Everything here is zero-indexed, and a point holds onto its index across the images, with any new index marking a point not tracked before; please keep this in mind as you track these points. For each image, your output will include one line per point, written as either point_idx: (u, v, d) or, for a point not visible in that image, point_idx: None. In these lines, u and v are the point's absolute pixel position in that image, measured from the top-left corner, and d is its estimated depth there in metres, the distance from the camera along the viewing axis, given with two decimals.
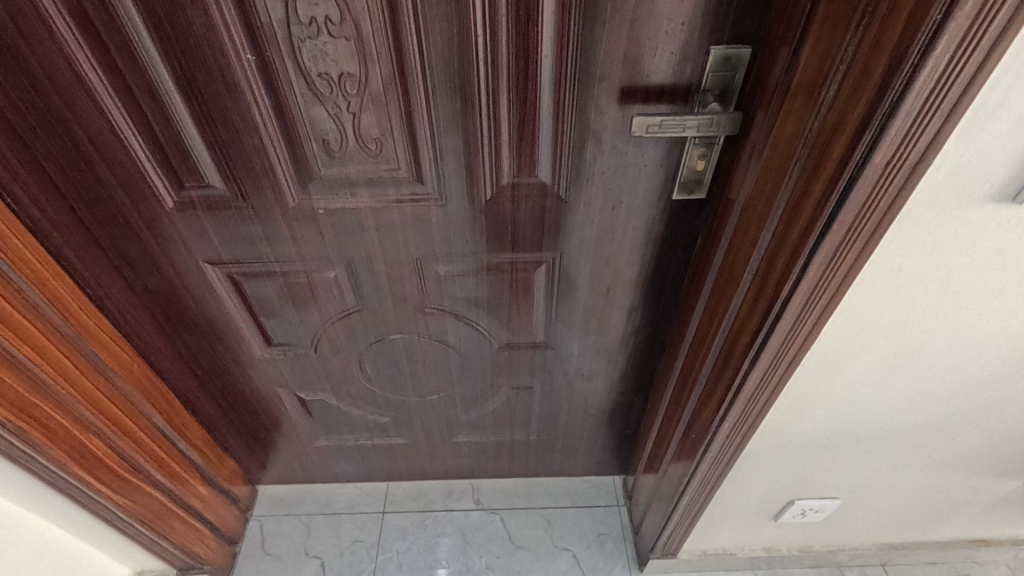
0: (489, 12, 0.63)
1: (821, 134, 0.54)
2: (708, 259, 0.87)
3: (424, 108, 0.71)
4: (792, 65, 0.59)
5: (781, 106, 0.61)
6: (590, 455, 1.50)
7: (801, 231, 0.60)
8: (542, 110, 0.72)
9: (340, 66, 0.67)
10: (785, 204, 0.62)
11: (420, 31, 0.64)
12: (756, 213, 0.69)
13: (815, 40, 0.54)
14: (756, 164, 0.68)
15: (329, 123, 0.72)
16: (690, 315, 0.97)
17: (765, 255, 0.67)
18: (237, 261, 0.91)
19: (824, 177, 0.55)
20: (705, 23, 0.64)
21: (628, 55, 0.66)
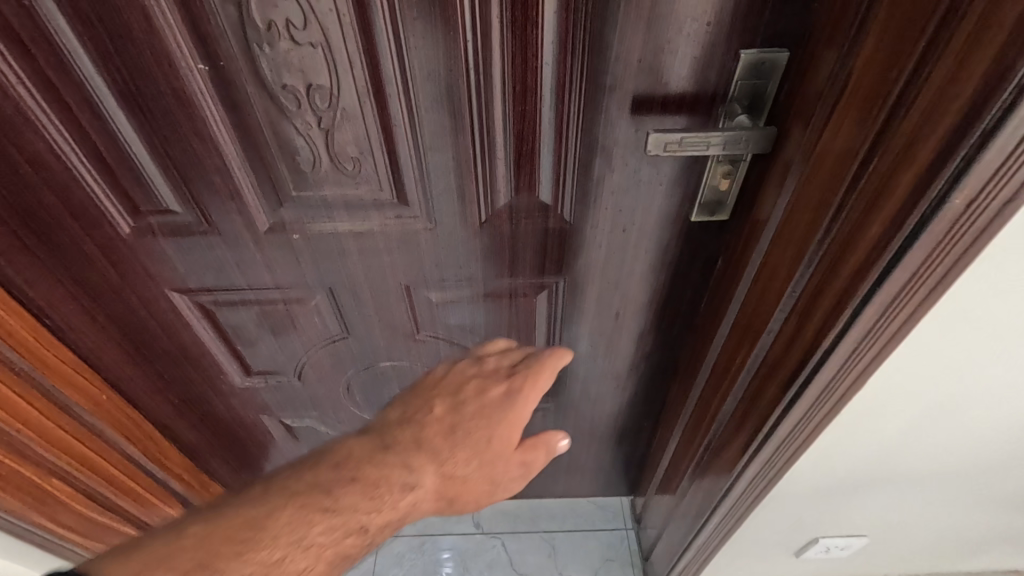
0: (479, 12, 0.53)
1: (884, 161, 0.45)
2: (730, 285, 0.78)
3: (406, 123, 0.62)
4: (842, 73, 0.49)
5: (826, 121, 0.51)
6: (596, 477, 1.42)
7: (854, 272, 0.51)
8: (543, 123, 0.62)
9: (307, 76, 0.57)
10: (833, 237, 0.53)
11: (398, 35, 0.55)
12: (792, 243, 0.60)
13: (877, 42, 0.44)
14: (792, 185, 0.59)
15: (299, 141, 0.63)
16: (711, 342, 0.88)
17: (806, 293, 0.59)
18: (207, 290, 0.83)
19: (886, 213, 0.46)
20: (733, 23, 0.54)
21: (643, 59, 0.57)
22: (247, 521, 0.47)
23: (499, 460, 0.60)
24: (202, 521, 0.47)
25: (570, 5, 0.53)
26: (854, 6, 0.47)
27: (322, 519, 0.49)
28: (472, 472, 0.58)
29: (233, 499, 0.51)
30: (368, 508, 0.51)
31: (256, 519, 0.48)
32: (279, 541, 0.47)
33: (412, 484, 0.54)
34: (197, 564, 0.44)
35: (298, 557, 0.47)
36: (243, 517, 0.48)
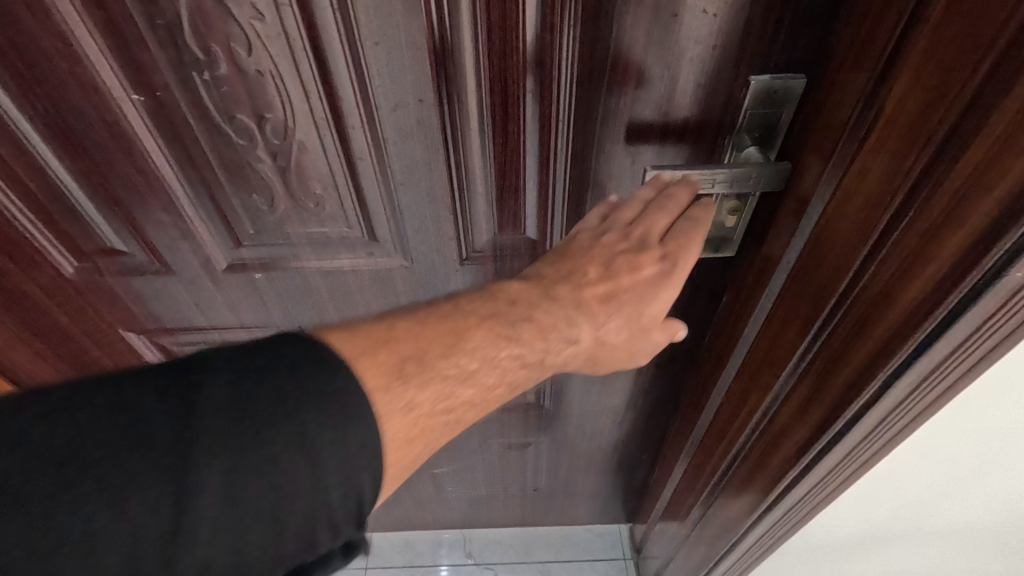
0: (449, 37, 0.46)
1: (923, 217, 0.38)
2: (729, 323, 0.71)
3: (373, 157, 0.55)
4: (871, 108, 0.42)
5: (851, 161, 0.44)
6: (594, 506, 1.36)
7: (882, 340, 0.44)
8: (526, 156, 0.55)
9: (257, 108, 0.51)
10: (857, 297, 0.45)
11: (357, 64, 0.48)
12: (805, 296, 0.53)
13: (916, 77, 0.37)
14: (806, 230, 0.51)
15: (254, 178, 0.56)
16: (710, 385, 0.80)
17: (823, 354, 0.51)
18: (167, 330, 0.76)
19: (926, 278, 0.39)
20: (742, 48, 0.47)
21: (638, 87, 0.50)
22: (448, 330, 0.44)
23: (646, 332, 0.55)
24: (402, 319, 0.43)
25: (554, 28, 0.46)
26: (885, 32, 0.40)
27: (509, 345, 0.46)
28: (623, 341, 0.54)
29: (432, 301, 0.47)
30: (539, 347, 0.48)
31: (449, 336, 0.43)
32: (476, 359, 0.44)
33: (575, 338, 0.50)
34: (404, 361, 0.40)
35: (487, 374, 0.44)
36: (444, 325, 0.44)
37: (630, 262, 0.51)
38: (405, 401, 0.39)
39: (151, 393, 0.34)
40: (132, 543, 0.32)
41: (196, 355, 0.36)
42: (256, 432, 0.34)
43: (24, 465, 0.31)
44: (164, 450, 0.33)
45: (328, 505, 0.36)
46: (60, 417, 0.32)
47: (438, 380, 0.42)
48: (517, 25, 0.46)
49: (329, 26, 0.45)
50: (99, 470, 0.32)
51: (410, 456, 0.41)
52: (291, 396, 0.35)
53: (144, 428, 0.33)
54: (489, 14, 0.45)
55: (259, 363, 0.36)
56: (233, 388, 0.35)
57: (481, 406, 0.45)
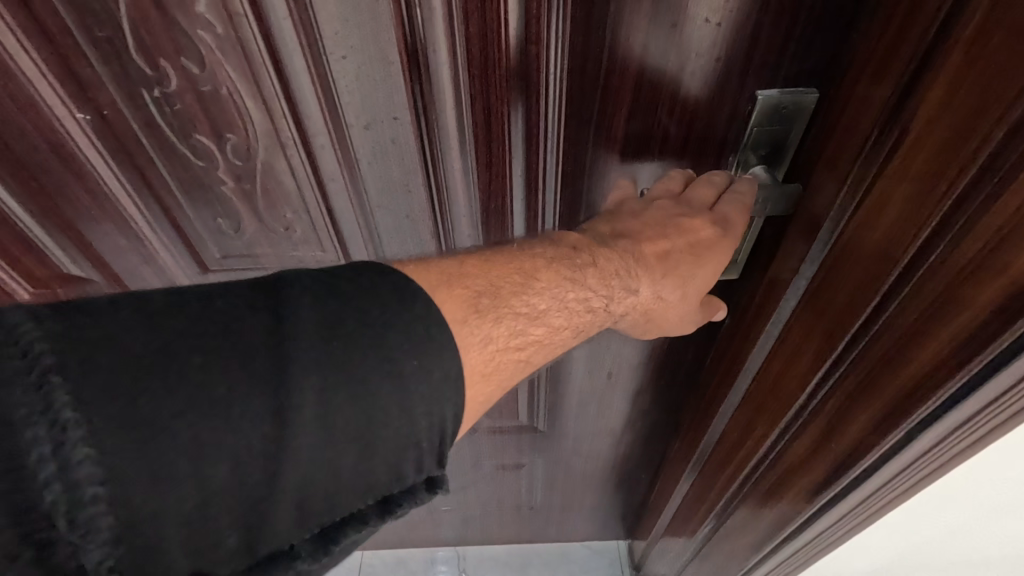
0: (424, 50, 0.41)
1: (957, 255, 0.34)
2: (733, 350, 0.67)
3: (345, 178, 0.50)
4: (894, 130, 0.37)
5: (869, 188, 0.40)
6: (591, 524, 1.31)
7: (905, 388, 0.39)
8: (512, 177, 0.51)
9: (216, 127, 0.46)
10: (876, 338, 0.41)
11: (322, 79, 0.43)
12: (814, 331, 0.48)
13: (947, 98, 0.33)
14: (817, 259, 0.47)
15: (217, 200, 0.52)
16: (711, 411, 0.76)
17: (835, 396, 0.47)
18: None
19: (960, 323, 0.34)
20: (748, 60, 0.43)
21: (635, 103, 0.45)
22: (516, 270, 0.42)
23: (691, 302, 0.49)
24: (473, 257, 0.43)
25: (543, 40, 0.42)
26: (909, 46, 0.35)
27: (573, 289, 0.44)
28: (674, 304, 0.48)
29: (499, 244, 0.46)
30: (603, 294, 0.45)
31: (519, 274, 0.42)
32: (547, 298, 0.42)
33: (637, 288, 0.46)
34: (479, 295, 0.40)
35: (556, 315, 0.43)
36: (512, 265, 0.43)
37: (692, 215, 0.46)
38: (485, 332, 0.39)
39: (244, 307, 0.33)
40: (233, 459, 0.31)
41: (282, 279, 0.36)
42: (340, 364, 0.33)
43: (118, 377, 0.30)
44: (263, 364, 0.32)
45: (413, 434, 0.36)
46: (154, 327, 0.31)
47: (508, 319, 0.41)
48: (500, 35, 0.41)
49: (290, 38, 0.40)
50: (198, 381, 0.31)
51: (486, 390, 0.40)
52: (382, 323, 0.35)
53: (241, 343, 0.32)
54: (468, 25, 0.40)
55: (347, 289, 0.36)
56: (324, 310, 0.34)
57: (550, 349, 0.44)
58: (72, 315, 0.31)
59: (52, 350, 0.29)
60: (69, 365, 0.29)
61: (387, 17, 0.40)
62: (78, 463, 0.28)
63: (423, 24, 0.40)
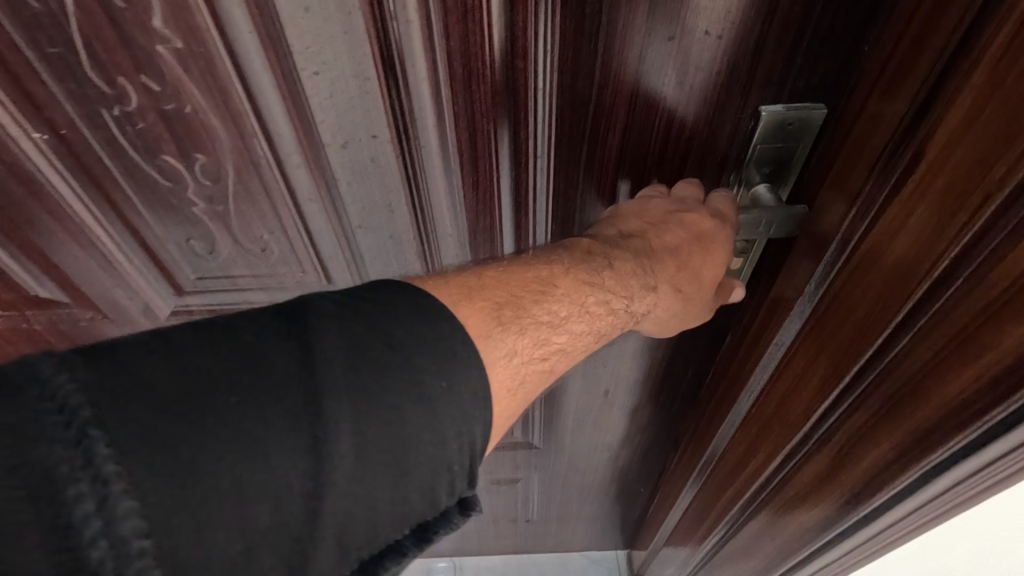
0: (398, 63, 0.38)
1: (977, 295, 0.30)
2: (733, 371, 0.64)
3: (323, 198, 0.47)
4: (908, 151, 0.34)
5: (879, 213, 0.36)
6: (589, 534, 1.29)
7: (916, 431, 0.36)
8: (500, 195, 0.48)
9: (182, 147, 0.43)
10: (886, 376, 0.37)
11: (292, 96, 0.40)
12: (818, 362, 0.45)
13: (969, 119, 0.29)
14: (821, 286, 0.43)
15: (188, 221, 0.49)
16: (710, 431, 0.73)
17: (840, 432, 0.43)
18: None
19: (979, 370, 0.30)
20: (751, 74, 0.40)
21: (629, 119, 0.42)
22: (535, 279, 0.39)
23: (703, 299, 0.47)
24: (490, 267, 0.40)
25: (529, 54, 0.38)
26: (926, 61, 0.32)
27: (593, 294, 0.41)
28: (687, 300, 0.46)
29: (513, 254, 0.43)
30: (622, 294, 0.42)
31: (537, 283, 0.39)
32: (568, 305, 0.39)
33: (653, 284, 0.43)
34: (500, 307, 0.37)
35: (578, 322, 0.40)
36: (529, 275, 0.39)
37: (690, 211, 0.43)
38: (510, 345, 0.36)
39: (270, 334, 0.30)
40: (273, 505, 0.28)
41: (307, 300, 0.33)
42: (371, 387, 0.31)
43: (157, 418, 0.27)
44: (295, 399, 0.29)
45: (449, 462, 0.33)
46: (183, 362, 0.29)
47: (529, 330, 0.37)
48: (482, 48, 0.38)
49: (256, 53, 0.37)
50: (231, 422, 0.28)
51: (512, 403, 0.37)
52: (406, 344, 0.32)
53: (272, 375, 0.29)
54: (448, 36, 0.37)
55: (375, 308, 0.33)
56: (351, 333, 0.31)
57: (574, 357, 0.40)
58: (98, 358, 0.28)
59: (92, 403, 0.26)
60: (107, 417, 0.26)
61: (361, 31, 0.36)
62: (122, 519, 0.25)
63: (396, 37, 0.37)
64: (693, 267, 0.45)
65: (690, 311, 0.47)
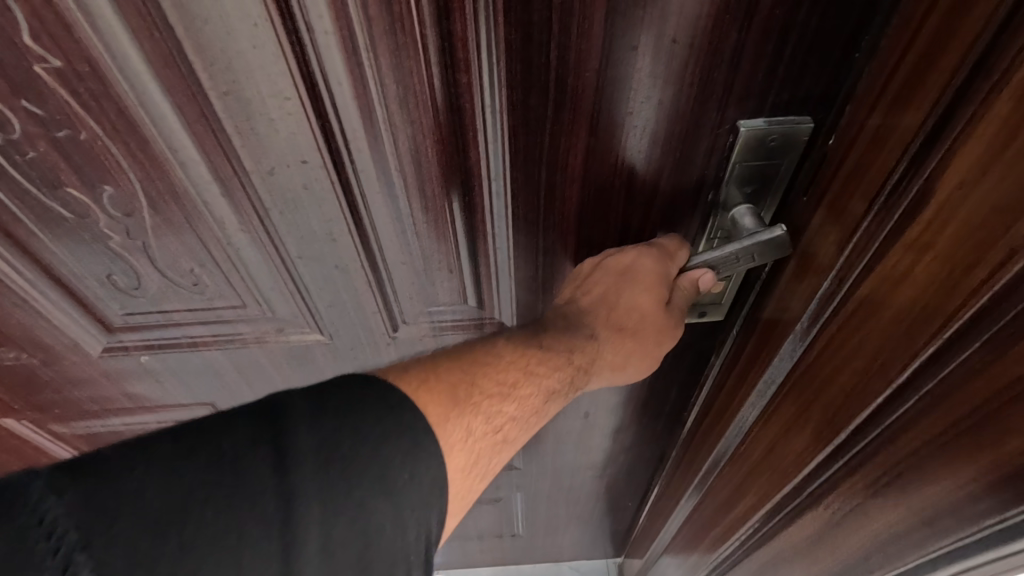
0: (318, 80, 0.33)
1: (1001, 367, 0.25)
2: (716, 402, 0.59)
3: (256, 229, 0.42)
4: (913, 186, 0.29)
5: (879, 256, 0.31)
6: (577, 549, 1.25)
7: (932, 505, 0.31)
8: (454, 222, 0.43)
9: (84, 176, 0.37)
10: (888, 440, 0.33)
11: (202, 118, 0.34)
12: (809, 414, 0.40)
13: (989, 154, 0.24)
14: (810, 330, 0.38)
15: (105, 255, 0.44)
16: (697, 458, 0.67)
17: (836, 491, 0.39)
18: (60, 422, 0.63)
19: (1001, 453, 0.26)
20: (728, 85, 0.35)
21: (592, 139, 0.38)
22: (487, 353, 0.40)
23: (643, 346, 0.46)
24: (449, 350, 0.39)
25: (470, 68, 0.33)
26: (937, 79, 0.27)
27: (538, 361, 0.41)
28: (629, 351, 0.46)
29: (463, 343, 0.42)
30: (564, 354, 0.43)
31: (486, 358, 0.39)
32: (514, 369, 0.40)
33: (593, 331, 0.44)
34: (457, 387, 0.36)
35: (529, 388, 0.40)
36: (481, 351, 0.40)
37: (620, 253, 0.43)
38: (463, 427, 0.35)
39: (250, 436, 0.28)
40: None
41: (284, 395, 0.30)
42: (339, 481, 0.29)
43: (145, 532, 0.25)
44: (271, 509, 0.27)
45: (421, 561, 0.31)
46: (162, 477, 0.26)
47: (483, 403, 0.37)
48: (419, 63, 0.33)
49: (152, 72, 0.32)
50: (209, 541, 0.25)
51: (467, 484, 0.36)
52: (375, 442, 0.30)
53: (250, 485, 0.27)
54: (375, 50, 0.32)
55: (352, 402, 0.31)
56: (323, 429, 0.29)
57: (525, 424, 0.40)
58: (77, 474, 0.25)
59: (76, 524, 0.24)
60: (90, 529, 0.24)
61: (272, 45, 0.31)
62: None
63: (313, 49, 0.32)
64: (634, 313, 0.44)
65: (643, 357, 0.46)
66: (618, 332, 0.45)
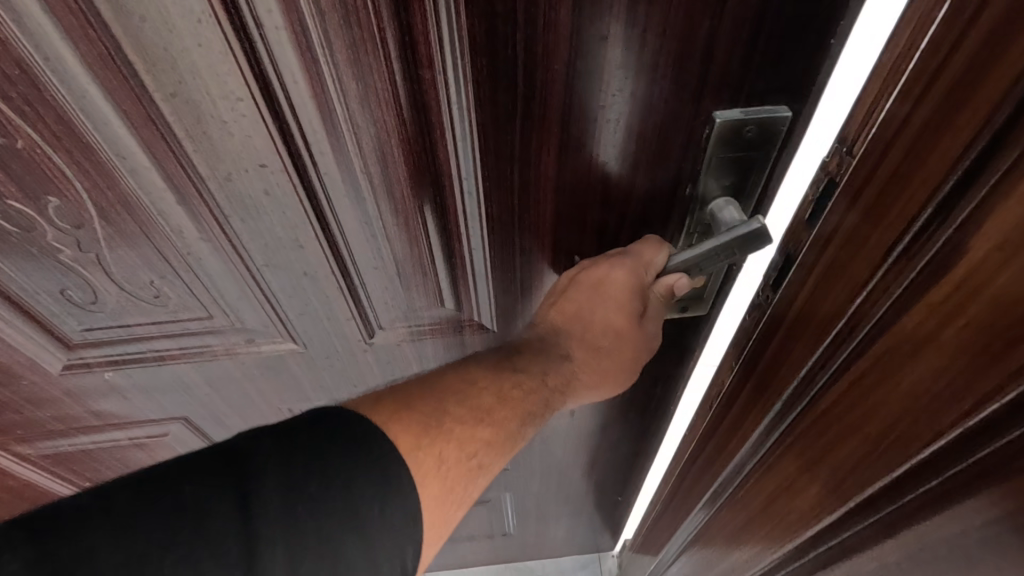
0: (269, 76, 0.31)
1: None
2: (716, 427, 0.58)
3: (215, 239, 0.40)
4: (940, 235, 0.27)
5: (901, 307, 0.30)
6: (566, 545, 1.25)
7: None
8: (427, 224, 0.41)
9: (24, 187, 0.35)
10: (910, 508, 0.31)
11: (148, 122, 0.32)
12: (818, 465, 0.38)
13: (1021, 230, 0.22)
14: (821, 375, 0.37)
15: (58, 270, 0.41)
16: (699, 484, 0.66)
17: (846, 544, 0.38)
18: (27, 443, 0.59)
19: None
20: (701, 79, 0.34)
21: (564, 135, 0.36)
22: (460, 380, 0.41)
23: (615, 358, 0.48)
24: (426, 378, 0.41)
25: (433, 62, 0.32)
26: (972, 118, 0.25)
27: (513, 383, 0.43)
28: (605, 363, 0.48)
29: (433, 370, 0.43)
30: (537, 373, 0.45)
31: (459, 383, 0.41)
32: (488, 395, 0.41)
33: (567, 354, 0.47)
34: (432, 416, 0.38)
35: (503, 411, 0.41)
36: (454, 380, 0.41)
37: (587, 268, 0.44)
38: (436, 455, 0.37)
39: (207, 484, 0.29)
40: None
41: (234, 440, 0.32)
42: (305, 520, 0.30)
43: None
44: (236, 543, 0.29)
45: None
46: (119, 535, 0.27)
47: (461, 431, 0.39)
48: (377, 60, 0.31)
49: (92, 74, 0.30)
50: None
51: (446, 509, 0.37)
52: (343, 477, 0.32)
53: (211, 534, 0.28)
54: (331, 46, 0.30)
55: (318, 436, 0.33)
56: (291, 469, 0.31)
57: (503, 448, 0.41)
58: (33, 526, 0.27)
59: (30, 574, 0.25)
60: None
61: (219, 44, 0.29)
62: None
63: (268, 46, 0.30)
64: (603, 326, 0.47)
65: (616, 372, 0.49)
66: (589, 352, 0.48)
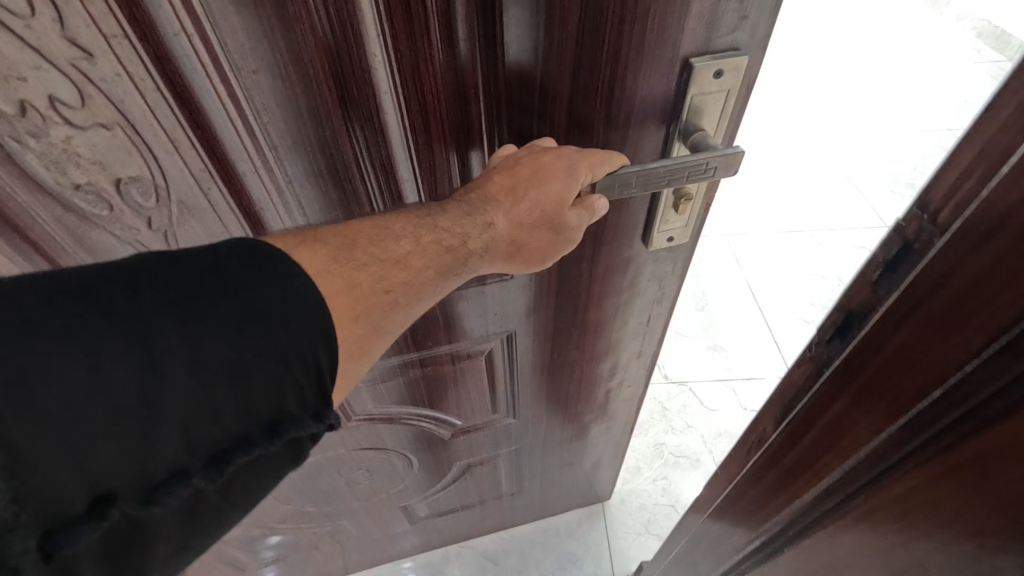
0: (336, 41, 0.37)
1: None
2: (738, 476, 0.54)
3: (277, 205, 0.45)
4: None
5: (1002, 416, 0.26)
6: (569, 503, 1.34)
7: None
8: (463, 177, 0.48)
9: (109, 167, 0.39)
10: None
11: (229, 93, 0.37)
12: (874, 547, 0.35)
13: None
14: (885, 459, 0.34)
15: (127, 251, 0.45)
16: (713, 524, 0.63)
17: None
18: None
19: None
20: (681, 31, 0.42)
21: (573, 85, 0.44)
22: (376, 224, 0.41)
23: (544, 231, 0.46)
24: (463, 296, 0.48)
25: (472, 21, 0.39)
26: None
27: (431, 230, 0.43)
28: (530, 238, 0.46)
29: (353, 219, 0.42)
30: (457, 232, 0.44)
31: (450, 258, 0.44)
32: (406, 242, 0.42)
33: (492, 223, 0.45)
34: None
35: (418, 258, 0.42)
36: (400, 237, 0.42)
37: (535, 151, 0.44)
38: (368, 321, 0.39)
39: (111, 297, 0.30)
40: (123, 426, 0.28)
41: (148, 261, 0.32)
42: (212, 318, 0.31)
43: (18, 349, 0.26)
44: (141, 334, 0.29)
45: (300, 390, 0.35)
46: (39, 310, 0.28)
47: (374, 267, 0.40)
48: (427, 26, 0.38)
49: (186, 56, 0.35)
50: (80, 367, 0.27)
51: (350, 338, 0.38)
52: (248, 289, 0.33)
53: (122, 322, 0.29)
54: (390, 13, 0.37)
55: (232, 257, 0.34)
56: (193, 275, 0.32)
57: (417, 295, 0.43)
58: None
59: None
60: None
61: (300, 18, 0.35)
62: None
63: (343, 22, 0.36)
64: (534, 203, 0.44)
65: (540, 250, 0.48)
66: (517, 231, 0.46)
